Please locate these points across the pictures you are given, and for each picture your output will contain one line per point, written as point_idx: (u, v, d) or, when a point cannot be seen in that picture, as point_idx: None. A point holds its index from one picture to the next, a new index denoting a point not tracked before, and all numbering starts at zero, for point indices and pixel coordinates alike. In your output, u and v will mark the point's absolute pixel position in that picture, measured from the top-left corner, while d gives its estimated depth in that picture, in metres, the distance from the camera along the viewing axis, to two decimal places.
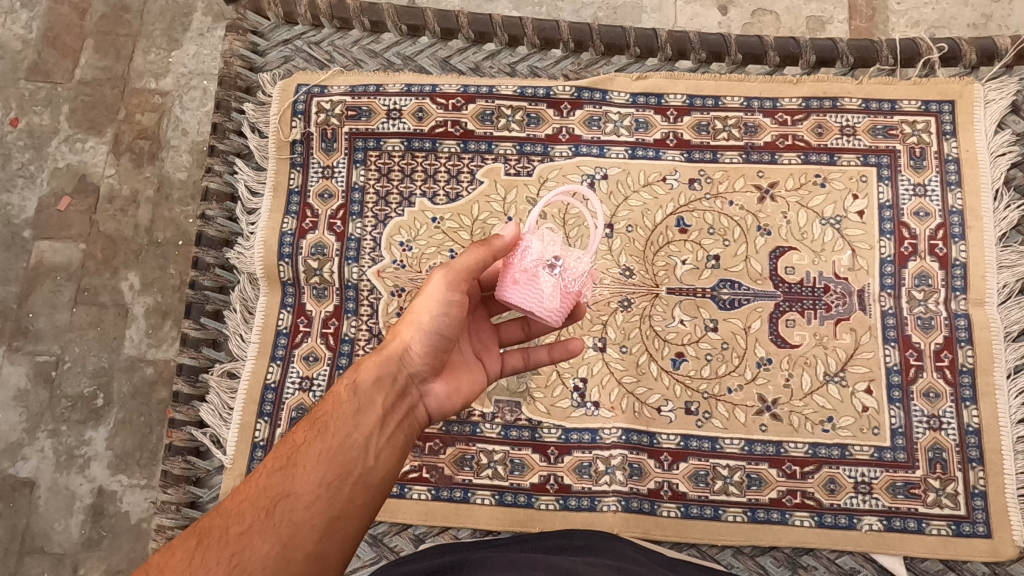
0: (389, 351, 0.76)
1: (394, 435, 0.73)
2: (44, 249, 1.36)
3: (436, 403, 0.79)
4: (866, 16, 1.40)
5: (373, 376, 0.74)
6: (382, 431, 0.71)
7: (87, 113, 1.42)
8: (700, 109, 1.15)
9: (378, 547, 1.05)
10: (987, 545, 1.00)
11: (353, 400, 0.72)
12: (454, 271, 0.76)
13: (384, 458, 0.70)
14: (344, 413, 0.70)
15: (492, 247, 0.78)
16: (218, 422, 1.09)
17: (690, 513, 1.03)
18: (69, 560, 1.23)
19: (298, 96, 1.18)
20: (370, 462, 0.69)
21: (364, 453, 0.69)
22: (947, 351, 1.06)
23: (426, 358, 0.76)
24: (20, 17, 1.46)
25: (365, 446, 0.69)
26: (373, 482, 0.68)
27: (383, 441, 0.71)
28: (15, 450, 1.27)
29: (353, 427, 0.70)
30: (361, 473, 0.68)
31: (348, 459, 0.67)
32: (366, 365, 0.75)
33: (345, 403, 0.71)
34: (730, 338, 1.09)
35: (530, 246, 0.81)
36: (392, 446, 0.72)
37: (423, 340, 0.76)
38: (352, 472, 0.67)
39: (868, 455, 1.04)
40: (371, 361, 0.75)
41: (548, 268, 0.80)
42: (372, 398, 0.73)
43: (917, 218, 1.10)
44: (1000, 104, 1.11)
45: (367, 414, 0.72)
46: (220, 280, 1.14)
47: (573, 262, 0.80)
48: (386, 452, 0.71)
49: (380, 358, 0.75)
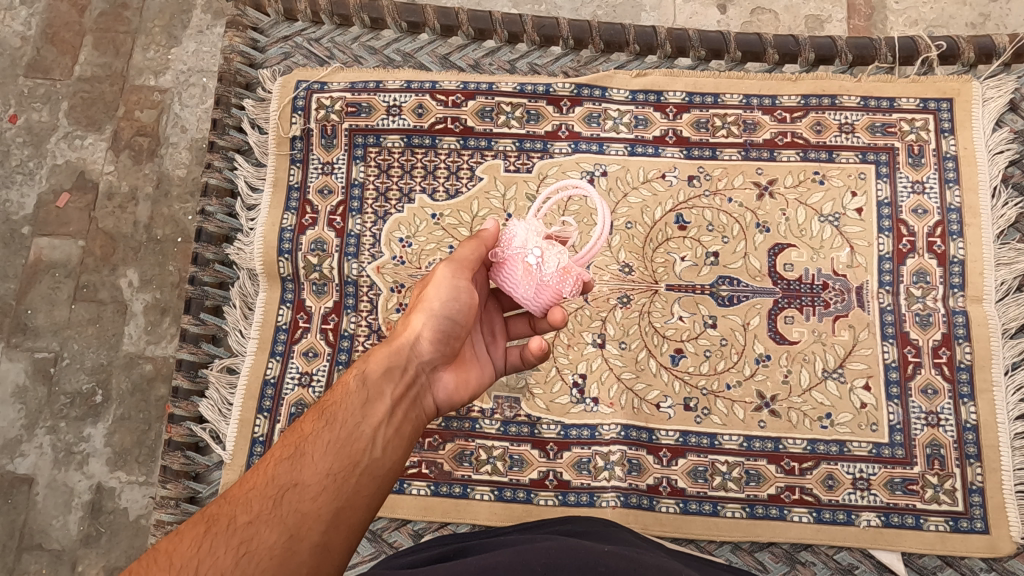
0: (399, 341, 0.76)
1: (403, 426, 0.72)
2: (43, 245, 1.35)
3: (445, 394, 0.79)
4: (864, 15, 1.41)
5: (383, 367, 0.74)
6: (390, 422, 0.71)
7: (86, 110, 1.42)
8: (700, 107, 1.15)
9: (377, 542, 1.05)
10: (984, 540, 1.00)
11: (362, 391, 0.72)
12: (457, 261, 0.79)
13: (391, 449, 0.70)
14: (353, 404, 0.70)
15: (482, 239, 0.83)
16: (218, 418, 1.09)
17: (689, 509, 1.03)
18: (67, 557, 1.23)
19: (299, 92, 1.18)
20: (378, 453, 0.69)
21: (372, 445, 0.68)
22: (945, 347, 1.06)
23: (435, 347, 0.77)
24: (18, 14, 1.46)
25: (373, 437, 0.69)
26: (380, 473, 0.68)
27: (391, 432, 0.71)
28: (14, 446, 1.27)
29: (362, 418, 0.69)
30: (369, 464, 0.67)
31: (357, 449, 0.67)
32: (376, 356, 0.75)
33: (354, 393, 0.71)
34: (729, 335, 1.09)
35: (514, 234, 0.82)
36: (400, 438, 0.72)
37: (433, 328, 0.76)
38: (360, 463, 0.67)
39: (866, 451, 1.04)
40: (380, 352, 0.75)
41: (525, 261, 0.80)
42: (381, 388, 0.73)
43: (916, 215, 1.10)
44: (998, 102, 1.11)
45: (376, 404, 0.71)
46: (220, 276, 1.14)
47: (551, 259, 0.80)
48: (394, 444, 0.71)
49: (389, 349, 0.75)
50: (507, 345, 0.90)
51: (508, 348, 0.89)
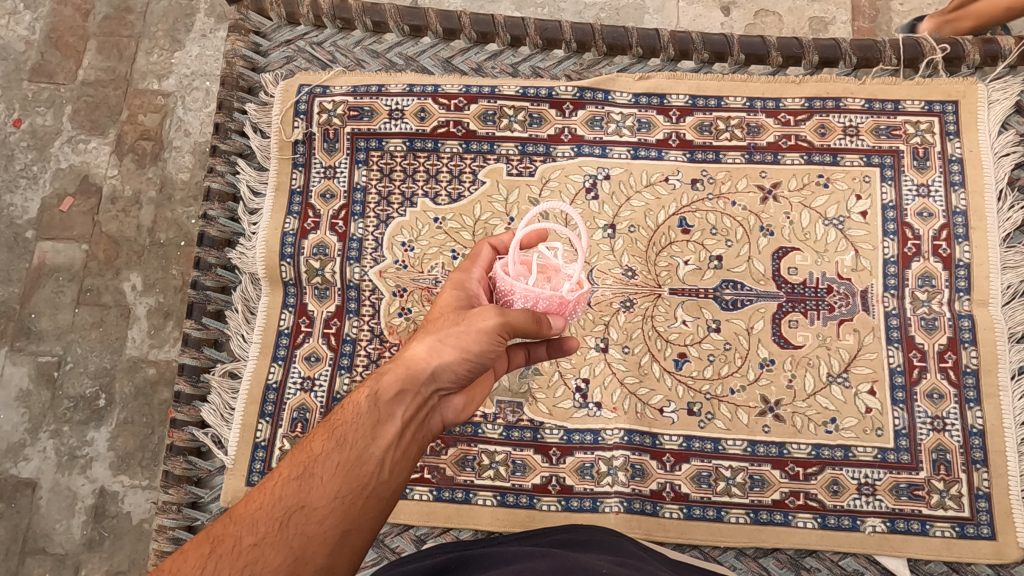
0: (417, 364, 0.71)
1: (411, 448, 0.69)
2: (47, 249, 1.36)
3: (449, 412, 0.77)
4: (869, 17, 1.40)
5: (395, 389, 0.69)
6: (399, 444, 0.68)
7: (90, 114, 1.42)
8: (703, 109, 1.14)
9: (379, 548, 1.04)
10: (991, 547, 0.99)
11: (373, 412, 0.67)
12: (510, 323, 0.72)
13: (399, 470, 0.68)
14: (363, 425, 0.67)
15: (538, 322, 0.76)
16: (219, 423, 1.09)
17: (693, 514, 1.03)
18: (70, 560, 1.23)
19: (300, 96, 1.18)
20: (384, 475, 0.66)
21: (380, 468, 0.66)
22: (951, 352, 1.05)
23: (454, 376, 0.73)
24: (23, 19, 1.47)
25: (381, 459, 0.66)
26: (386, 494, 0.66)
27: (400, 454, 0.68)
28: (17, 450, 1.27)
29: (371, 440, 0.66)
30: (375, 487, 0.65)
31: (365, 472, 0.65)
32: (392, 372, 0.70)
33: (365, 414, 0.67)
34: (732, 339, 1.08)
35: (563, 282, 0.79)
36: (407, 460, 0.69)
37: (461, 362, 0.72)
38: (366, 486, 0.64)
39: (871, 457, 1.04)
40: (394, 371, 0.70)
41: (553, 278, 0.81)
42: (392, 410, 0.69)
43: (921, 218, 1.09)
44: (1004, 104, 1.10)
45: (386, 426, 0.68)
46: (222, 281, 1.14)
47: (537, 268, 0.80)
48: (401, 465, 0.68)
49: (406, 369, 0.70)
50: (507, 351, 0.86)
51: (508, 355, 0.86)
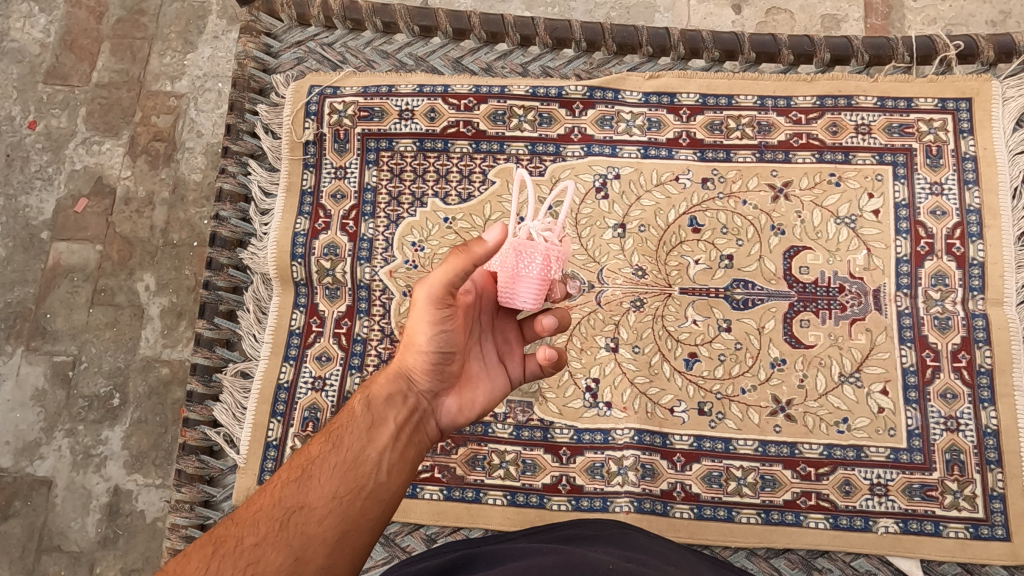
0: (396, 368, 0.75)
1: (408, 451, 0.72)
2: (62, 250, 1.37)
3: (445, 415, 0.78)
4: (881, 14, 1.39)
5: (384, 393, 0.73)
6: (395, 446, 0.71)
7: (104, 115, 1.43)
8: (713, 109, 1.14)
9: (390, 547, 1.05)
10: (1005, 548, 0.98)
11: (365, 416, 0.71)
12: (437, 290, 0.70)
13: (397, 473, 0.70)
14: (358, 429, 0.70)
15: (471, 253, 0.69)
16: (232, 422, 1.10)
17: (704, 514, 1.03)
18: (85, 558, 1.24)
19: (312, 97, 1.18)
20: (382, 477, 0.68)
21: (376, 469, 0.68)
22: (964, 351, 1.04)
23: (433, 374, 0.75)
24: (38, 22, 1.48)
25: (378, 461, 0.69)
26: (385, 497, 0.67)
27: (396, 455, 0.70)
28: (33, 449, 1.29)
29: (367, 443, 0.69)
30: (373, 489, 0.67)
31: (361, 473, 0.67)
32: (377, 380, 0.75)
33: (357, 420, 0.71)
34: (743, 339, 1.08)
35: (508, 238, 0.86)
36: (404, 462, 0.71)
37: (427, 357, 0.74)
38: (364, 488, 0.66)
39: (884, 457, 1.03)
40: (379, 378, 0.75)
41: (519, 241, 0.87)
42: (384, 414, 0.72)
43: (934, 217, 1.09)
44: (1018, 101, 1.09)
45: (381, 430, 0.71)
46: (233, 281, 1.14)
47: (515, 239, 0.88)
48: (399, 468, 0.70)
49: (388, 373, 0.75)
50: (524, 355, 0.86)
51: (523, 359, 0.86)
